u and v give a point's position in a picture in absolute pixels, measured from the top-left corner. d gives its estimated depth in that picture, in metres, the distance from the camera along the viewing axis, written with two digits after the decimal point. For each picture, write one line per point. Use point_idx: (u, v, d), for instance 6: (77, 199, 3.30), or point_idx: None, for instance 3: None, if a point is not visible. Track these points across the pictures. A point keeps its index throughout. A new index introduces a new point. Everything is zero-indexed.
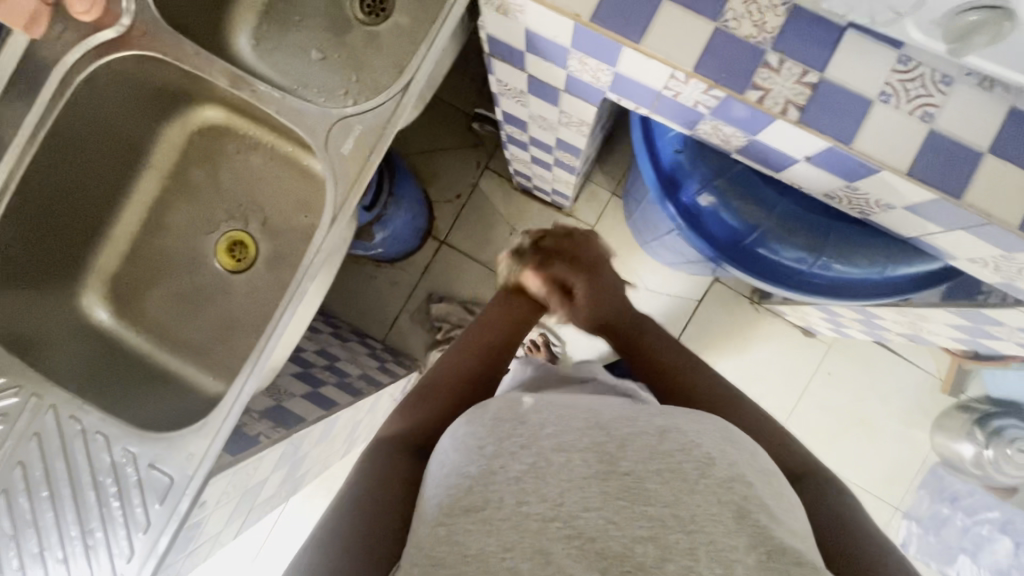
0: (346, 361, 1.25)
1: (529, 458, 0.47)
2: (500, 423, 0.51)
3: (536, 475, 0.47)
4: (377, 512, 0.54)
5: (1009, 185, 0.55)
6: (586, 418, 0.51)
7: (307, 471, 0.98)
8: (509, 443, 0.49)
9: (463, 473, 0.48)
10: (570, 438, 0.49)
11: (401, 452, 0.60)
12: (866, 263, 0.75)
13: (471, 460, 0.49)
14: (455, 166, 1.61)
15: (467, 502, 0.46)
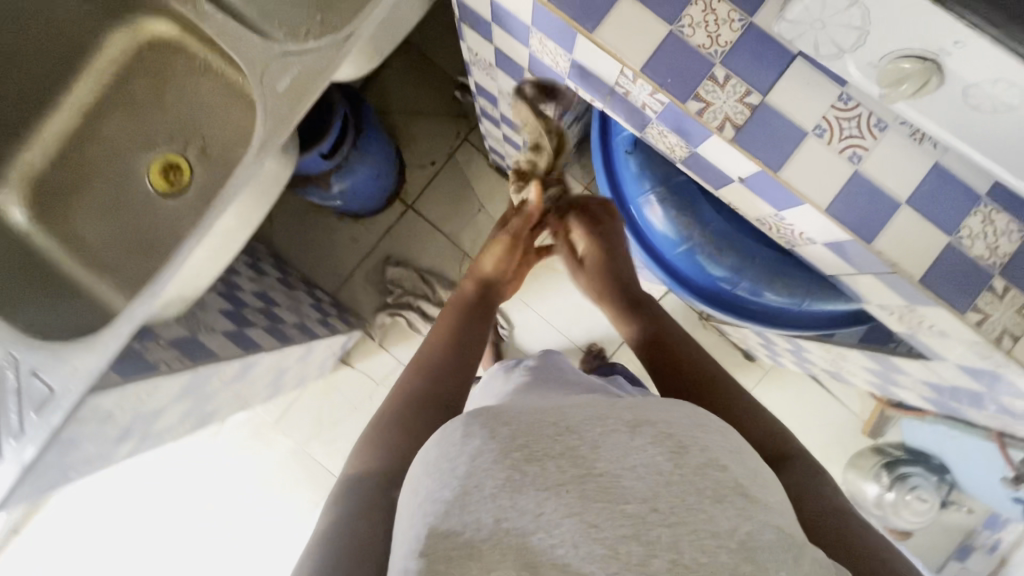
0: (284, 307, 1.24)
1: (506, 472, 0.41)
2: (469, 441, 0.43)
3: (511, 488, 0.40)
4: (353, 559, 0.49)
5: (920, 237, 0.56)
6: (554, 423, 0.44)
7: (218, 408, 0.98)
8: (482, 459, 0.42)
9: (436, 498, 0.41)
10: (539, 443, 0.42)
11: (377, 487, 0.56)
12: (785, 293, 0.78)
13: (444, 484, 0.42)
14: (434, 133, 1.58)
15: (445, 527, 0.39)
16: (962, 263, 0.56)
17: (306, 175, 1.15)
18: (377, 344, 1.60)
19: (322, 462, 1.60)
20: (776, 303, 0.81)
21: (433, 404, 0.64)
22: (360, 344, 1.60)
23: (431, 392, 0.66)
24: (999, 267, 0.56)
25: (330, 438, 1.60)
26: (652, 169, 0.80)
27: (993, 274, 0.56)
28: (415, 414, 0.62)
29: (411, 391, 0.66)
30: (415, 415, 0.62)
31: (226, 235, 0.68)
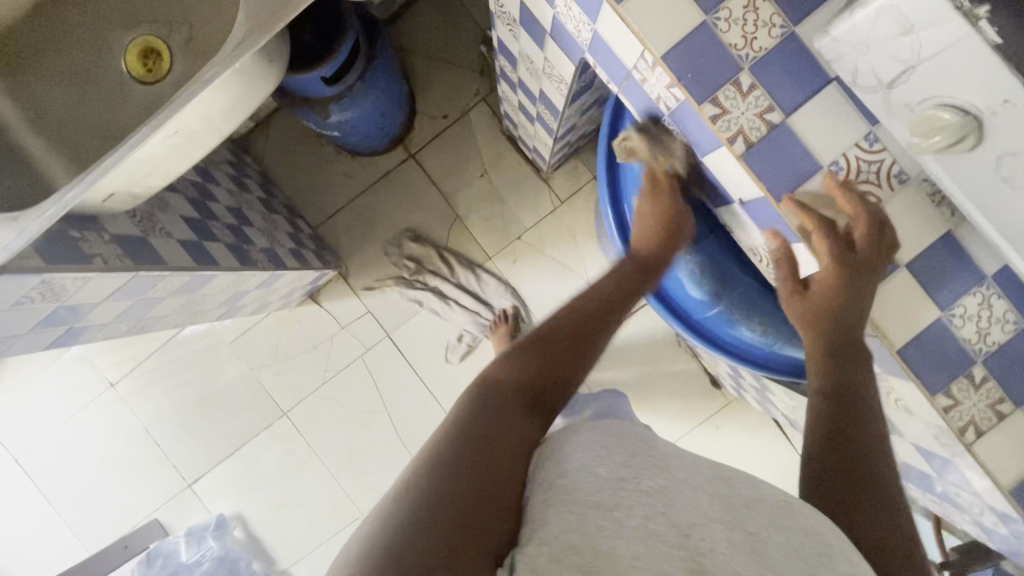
0: (258, 230, 1.19)
1: (661, 479, 0.42)
2: (623, 443, 0.45)
3: (663, 500, 0.41)
4: (483, 474, 0.45)
5: (910, 305, 0.53)
6: (710, 469, 0.45)
7: (163, 317, 0.94)
8: (636, 460, 0.44)
9: (592, 471, 0.42)
10: (695, 478, 0.44)
11: (519, 414, 0.52)
12: (760, 331, 0.77)
13: (618, 463, 0.43)
14: (452, 86, 1.52)
15: (597, 498, 0.40)
16: (948, 343, 0.52)
17: (303, 96, 1.07)
18: (350, 289, 1.56)
19: (271, 393, 1.58)
20: (751, 341, 0.79)
21: (574, 366, 0.59)
22: (332, 284, 1.56)
23: (577, 350, 0.60)
24: (982, 355, 0.52)
25: (283, 370, 1.57)
26: None
27: (975, 361, 0.52)
28: (558, 365, 0.58)
29: (560, 338, 0.60)
30: (557, 369, 0.58)
31: (188, 137, 0.63)
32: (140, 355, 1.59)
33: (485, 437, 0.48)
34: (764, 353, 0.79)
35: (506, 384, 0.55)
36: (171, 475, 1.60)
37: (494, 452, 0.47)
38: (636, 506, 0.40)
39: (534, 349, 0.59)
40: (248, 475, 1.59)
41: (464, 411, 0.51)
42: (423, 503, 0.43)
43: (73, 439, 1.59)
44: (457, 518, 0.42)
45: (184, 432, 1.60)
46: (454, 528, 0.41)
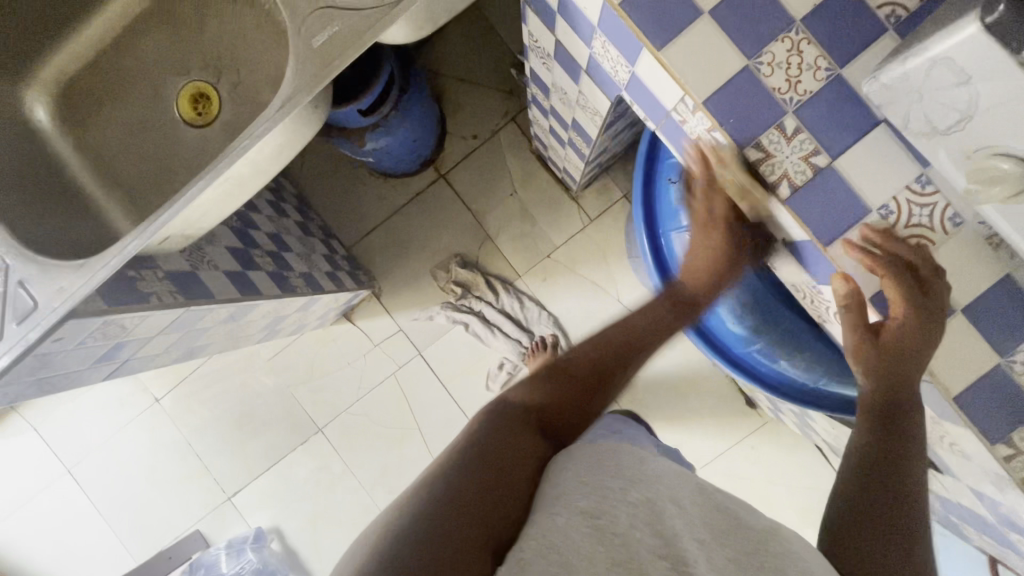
0: (296, 254, 1.23)
1: (643, 493, 0.47)
2: (612, 463, 0.51)
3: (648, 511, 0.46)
4: (478, 504, 0.49)
5: (968, 352, 0.51)
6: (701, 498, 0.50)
7: (211, 344, 0.98)
8: (622, 476, 0.49)
9: (585, 480, 0.49)
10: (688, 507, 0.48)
11: (530, 433, 0.58)
12: (803, 366, 0.77)
13: (603, 476, 0.49)
14: (483, 107, 1.54)
15: (585, 507, 0.46)
16: (1011, 390, 0.50)
17: (340, 127, 1.10)
18: (383, 307, 1.59)
19: (306, 409, 1.61)
20: (793, 376, 0.79)
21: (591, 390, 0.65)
22: (365, 302, 1.59)
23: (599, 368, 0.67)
24: None
25: (319, 387, 1.60)
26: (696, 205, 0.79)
27: None
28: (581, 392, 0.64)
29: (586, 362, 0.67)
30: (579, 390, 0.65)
31: (237, 182, 0.66)
32: (183, 372, 1.65)
33: (501, 452, 0.55)
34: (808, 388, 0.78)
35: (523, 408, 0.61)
36: (212, 488, 1.65)
37: (507, 463, 0.54)
38: (625, 517, 0.45)
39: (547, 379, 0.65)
40: (286, 488, 1.63)
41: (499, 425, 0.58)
42: (430, 496, 0.49)
43: (121, 451, 1.66)
44: (461, 513, 0.48)
45: (224, 445, 1.65)
46: (458, 513, 0.48)
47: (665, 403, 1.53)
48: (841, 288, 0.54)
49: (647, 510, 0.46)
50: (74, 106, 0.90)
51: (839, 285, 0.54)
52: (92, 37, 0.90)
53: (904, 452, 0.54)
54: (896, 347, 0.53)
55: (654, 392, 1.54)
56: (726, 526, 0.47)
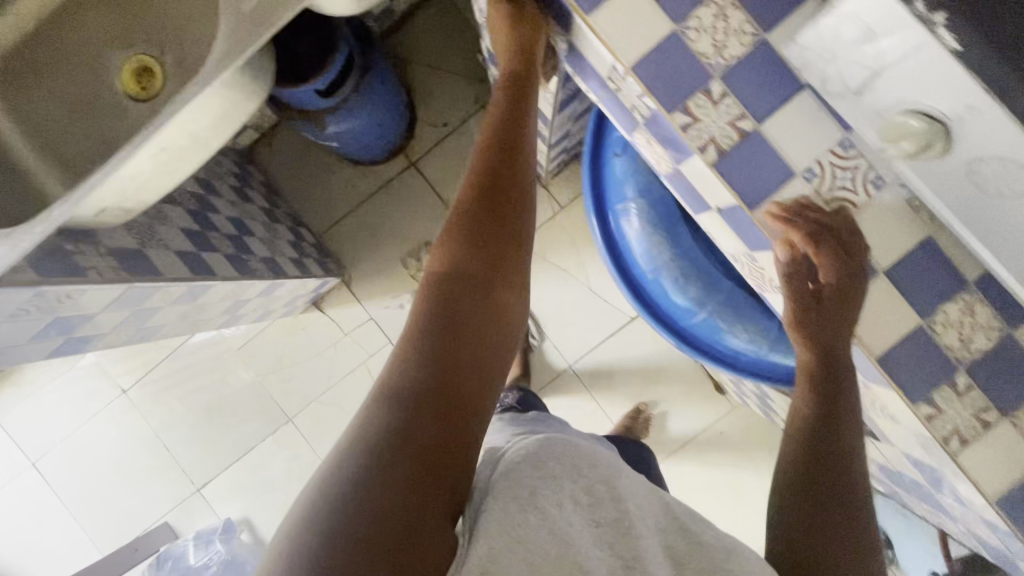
0: (258, 239, 1.22)
1: (615, 510, 0.51)
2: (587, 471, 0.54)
3: (619, 532, 0.50)
4: (429, 465, 0.50)
5: (892, 314, 0.52)
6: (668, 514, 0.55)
7: (166, 326, 0.97)
8: (600, 492, 0.52)
9: (559, 487, 0.51)
10: (653, 522, 0.53)
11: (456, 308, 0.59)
12: (747, 338, 0.76)
13: (579, 484, 0.52)
14: (452, 94, 1.54)
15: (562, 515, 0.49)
16: (929, 352, 0.51)
17: (300, 109, 1.09)
18: (353, 296, 1.58)
19: (276, 399, 1.60)
20: (740, 350, 0.78)
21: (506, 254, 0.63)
22: (335, 291, 1.58)
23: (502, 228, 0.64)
24: (967, 365, 0.51)
25: (288, 376, 1.59)
26: (638, 176, 0.80)
27: (959, 370, 0.51)
28: (488, 258, 0.62)
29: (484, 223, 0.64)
30: (485, 255, 0.62)
31: (175, 152, 0.66)
32: (150, 363, 1.63)
33: (446, 379, 0.55)
34: (755, 360, 0.78)
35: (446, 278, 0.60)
36: (181, 480, 1.63)
37: (455, 392, 0.55)
38: (584, 527, 0.49)
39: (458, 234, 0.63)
40: (256, 479, 1.62)
41: (419, 340, 0.56)
42: (377, 452, 0.49)
43: (88, 444, 1.64)
44: (417, 477, 0.49)
45: (193, 437, 1.63)
46: (410, 475, 0.49)
47: (636, 388, 1.54)
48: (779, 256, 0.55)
49: (609, 530, 0.50)
50: (16, 81, 0.88)
51: (779, 253, 0.55)
52: (33, 10, 0.88)
53: (842, 434, 0.58)
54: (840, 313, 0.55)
55: (624, 378, 1.55)
56: (684, 551, 0.52)
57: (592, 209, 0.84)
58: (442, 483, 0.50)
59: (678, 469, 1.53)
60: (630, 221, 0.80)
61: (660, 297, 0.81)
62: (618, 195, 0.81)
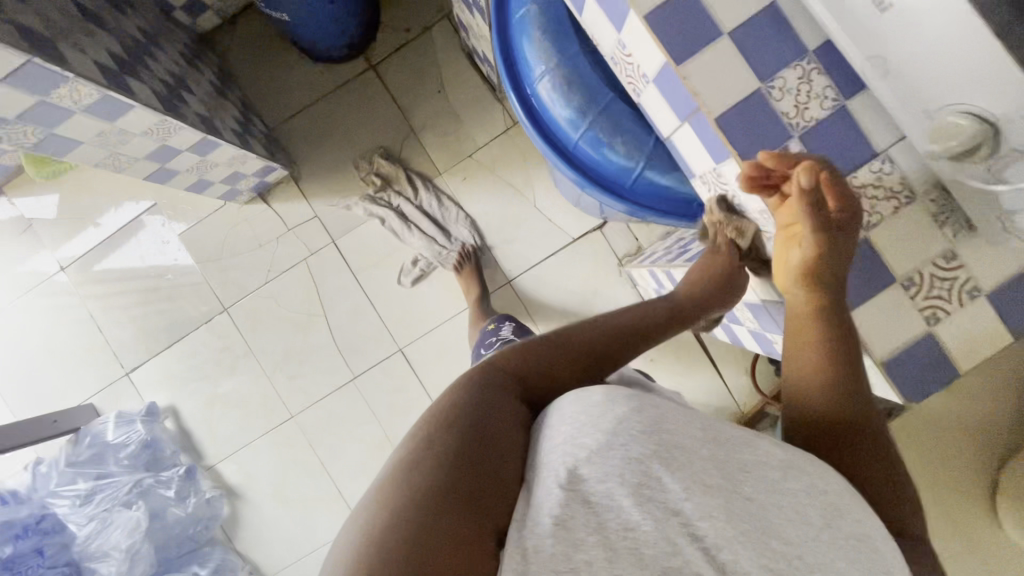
0: (200, 100, 1.21)
1: (654, 444, 0.43)
2: (615, 407, 0.45)
3: (664, 460, 0.42)
4: (458, 516, 0.45)
5: (726, 72, 0.53)
6: (704, 429, 0.46)
7: (83, 146, 0.99)
8: (642, 435, 0.43)
9: (579, 444, 0.44)
10: (681, 438, 0.44)
11: (514, 404, 0.56)
12: (622, 151, 0.79)
13: (633, 441, 0.43)
14: (417, 2, 1.56)
15: (614, 470, 0.42)
16: (764, 111, 0.53)
17: None
18: (300, 193, 1.59)
19: (214, 288, 1.61)
20: (614, 165, 0.81)
21: (582, 367, 0.61)
22: (282, 186, 1.59)
23: (580, 347, 0.62)
24: (799, 130, 0.54)
25: (228, 266, 1.60)
26: None
27: (791, 135, 0.54)
28: (562, 361, 0.61)
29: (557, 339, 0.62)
30: (560, 359, 0.61)
31: None
32: (89, 243, 1.62)
33: (480, 440, 0.50)
34: (631, 178, 0.81)
35: (504, 376, 0.58)
36: (110, 363, 1.62)
37: (487, 455, 0.49)
38: (625, 472, 0.42)
39: (536, 347, 0.61)
40: (186, 369, 1.62)
41: (463, 406, 0.54)
42: (412, 499, 0.45)
43: (21, 317, 1.63)
44: (449, 523, 0.44)
45: (128, 319, 1.62)
46: (456, 528, 0.44)
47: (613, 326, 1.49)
48: (804, 181, 0.50)
49: (645, 467, 0.42)
50: None
51: (802, 180, 0.50)
52: None
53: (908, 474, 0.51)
54: (830, 273, 0.54)
55: (564, 300, 1.56)
56: (736, 470, 0.44)
57: (494, 17, 0.82)
58: (483, 524, 0.45)
59: None
60: (522, 27, 0.79)
61: (545, 114, 0.82)
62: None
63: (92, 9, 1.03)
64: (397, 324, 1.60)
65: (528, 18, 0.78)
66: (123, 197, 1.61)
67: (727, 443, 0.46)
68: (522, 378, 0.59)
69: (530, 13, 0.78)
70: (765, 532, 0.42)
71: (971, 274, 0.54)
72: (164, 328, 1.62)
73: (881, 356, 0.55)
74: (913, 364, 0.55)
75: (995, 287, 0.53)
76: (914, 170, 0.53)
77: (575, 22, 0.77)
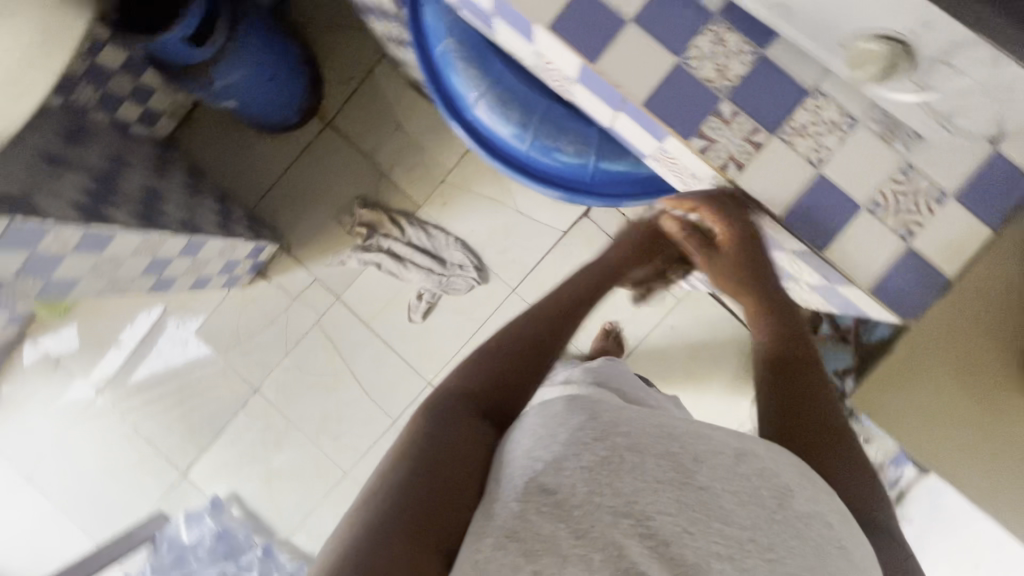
0: (176, 204, 1.26)
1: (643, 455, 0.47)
2: None
3: (641, 480, 0.50)
4: (413, 529, 0.50)
5: (641, 56, 0.55)
6: (675, 440, 0.53)
7: (81, 283, 1.05)
8: None
9: None
10: None
11: (470, 421, 0.61)
12: (571, 151, 0.82)
13: None
14: (352, 48, 1.59)
15: None
16: (689, 82, 0.55)
17: (181, 65, 1.19)
18: (294, 261, 1.63)
19: (240, 374, 1.66)
20: (568, 165, 0.84)
21: (521, 365, 0.68)
22: (276, 260, 1.64)
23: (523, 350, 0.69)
24: (726, 92, 0.55)
25: (248, 348, 1.66)
26: (442, 15, 0.81)
27: (720, 98, 0.55)
28: (514, 367, 0.68)
29: (511, 343, 0.70)
30: (507, 366, 0.67)
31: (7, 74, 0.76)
32: (115, 362, 1.69)
33: (445, 457, 0.56)
34: (588, 172, 0.83)
35: (459, 395, 0.64)
36: (166, 468, 1.69)
37: (446, 468, 0.55)
38: None
39: (486, 358, 0.68)
40: (236, 453, 1.67)
41: (431, 428, 0.59)
42: (370, 519, 0.51)
43: (74, 448, 1.70)
44: (408, 539, 0.49)
45: (171, 422, 1.69)
46: (414, 541, 0.49)
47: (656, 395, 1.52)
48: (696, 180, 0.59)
49: None
50: None
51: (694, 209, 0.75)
52: None
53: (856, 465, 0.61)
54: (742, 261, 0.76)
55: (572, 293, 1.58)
56: (687, 460, 0.52)
57: (415, 57, 0.84)
58: (435, 538, 0.50)
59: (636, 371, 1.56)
60: (445, 61, 0.82)
61: (489, 136, 0.85)
62: (433, 35, 0.82)
63: (56, 152, 1.09)
64: (419, 360, 1.64)
65: (449, 52, 0.81)
66: (134, 310, 1.67)
67: (680, 439, 0.53)
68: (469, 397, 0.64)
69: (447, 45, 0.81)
70: (714, 518, 0.49)
71: (932, 179, 0.55)
72: (205, 421, 1.68)
73: (869, 284, 0.57)
74: (893, 286, 0.56)
75: (955, 188, 0.55)
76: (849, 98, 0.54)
77: (492, 43, 0.81)
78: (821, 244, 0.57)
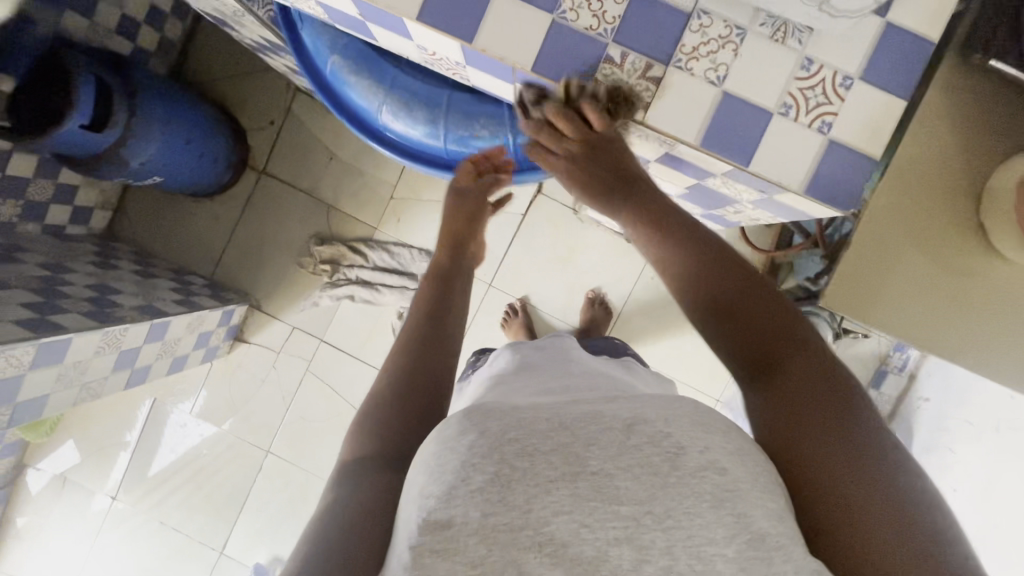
0: (129, 292, 1.23)
1: None
2: None
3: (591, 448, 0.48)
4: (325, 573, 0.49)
5: (516, 24, 0.56)
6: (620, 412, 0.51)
7: (51, 396, 1.03)
8: None
9: None
10: None
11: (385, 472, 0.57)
12: (488, 133, 0.82)
13: None
14: (264, 90, 1.55)
15: None
16: (570, 36, 0.56)
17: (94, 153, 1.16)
18: (269, 316, 1.61)
19: (248, 440, 1.65)
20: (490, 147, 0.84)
21: (410, 411, 0.63)
22: (251, 319, 1.62)
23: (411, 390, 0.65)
24: (610, 35, 0.56)
25: (248, 413, 1.64)
26: (323, 37, 0.80)
27: (606, 43, 0.56)
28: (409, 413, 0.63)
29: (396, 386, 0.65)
30: (406, 410, 0.63)
31: None
32: (124, 464, 1.67)
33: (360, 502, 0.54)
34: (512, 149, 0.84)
35: (370, 450, 0.60)
36: (202, 553, 1.67)
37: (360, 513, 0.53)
38: None
39: (384, 408, 0.64)
40: (266, 519, 1.66)
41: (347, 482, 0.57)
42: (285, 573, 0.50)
43: (105, 560, 1.67)
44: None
45: (193, 507, 1.67)
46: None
47: (652, 347, 1.55)
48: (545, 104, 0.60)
49: None
50: None
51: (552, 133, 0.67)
52: None
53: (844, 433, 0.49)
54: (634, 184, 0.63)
55: (548, 273, 1.57)
56: (579, 447, 0.48)
57: (311, 85, 0.84)
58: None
59: (631, 330, 1.56)
60: (340, 81, 0.82)
61: (407, 141, 0.86)
62: (321, 59, 0.82)
63: None
64: None
65: (340, 70, 0.81)
66: (127, 407, 1.66)
67: (571, 427, 0.50)
68: (379, 454, 0.60)
69: (337, 64, 0.80)
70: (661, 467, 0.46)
71: (834, 67, 0.55)
72: (226, 497, 1.66)
73: (802, 187, 0.57)
74: (824, 180, 0.57)
75: (851, 68, 0.55)
76: (731, 10, 0.54)
77: (377, 49, 0.80)
78: (743, 158, 0.57)
